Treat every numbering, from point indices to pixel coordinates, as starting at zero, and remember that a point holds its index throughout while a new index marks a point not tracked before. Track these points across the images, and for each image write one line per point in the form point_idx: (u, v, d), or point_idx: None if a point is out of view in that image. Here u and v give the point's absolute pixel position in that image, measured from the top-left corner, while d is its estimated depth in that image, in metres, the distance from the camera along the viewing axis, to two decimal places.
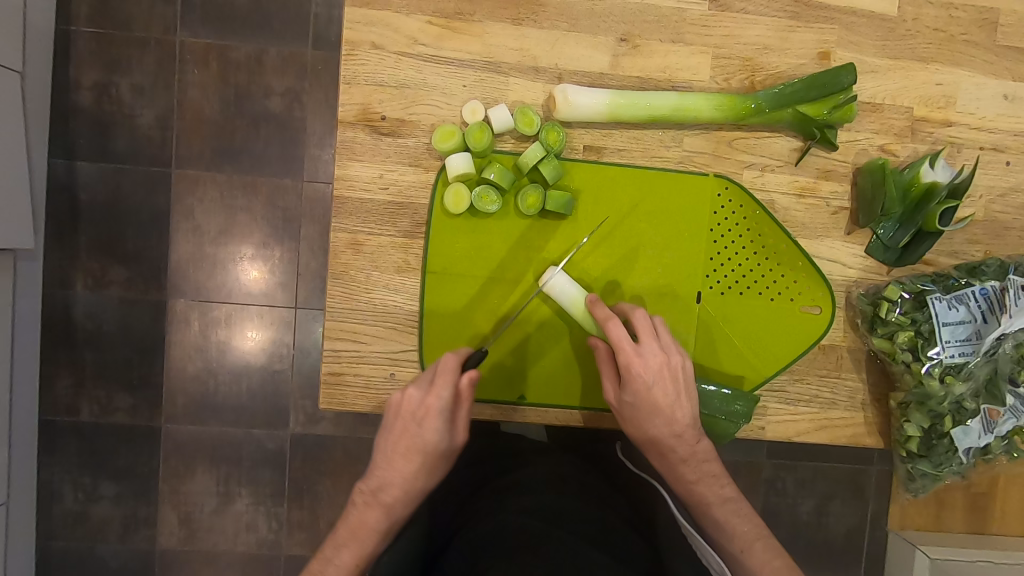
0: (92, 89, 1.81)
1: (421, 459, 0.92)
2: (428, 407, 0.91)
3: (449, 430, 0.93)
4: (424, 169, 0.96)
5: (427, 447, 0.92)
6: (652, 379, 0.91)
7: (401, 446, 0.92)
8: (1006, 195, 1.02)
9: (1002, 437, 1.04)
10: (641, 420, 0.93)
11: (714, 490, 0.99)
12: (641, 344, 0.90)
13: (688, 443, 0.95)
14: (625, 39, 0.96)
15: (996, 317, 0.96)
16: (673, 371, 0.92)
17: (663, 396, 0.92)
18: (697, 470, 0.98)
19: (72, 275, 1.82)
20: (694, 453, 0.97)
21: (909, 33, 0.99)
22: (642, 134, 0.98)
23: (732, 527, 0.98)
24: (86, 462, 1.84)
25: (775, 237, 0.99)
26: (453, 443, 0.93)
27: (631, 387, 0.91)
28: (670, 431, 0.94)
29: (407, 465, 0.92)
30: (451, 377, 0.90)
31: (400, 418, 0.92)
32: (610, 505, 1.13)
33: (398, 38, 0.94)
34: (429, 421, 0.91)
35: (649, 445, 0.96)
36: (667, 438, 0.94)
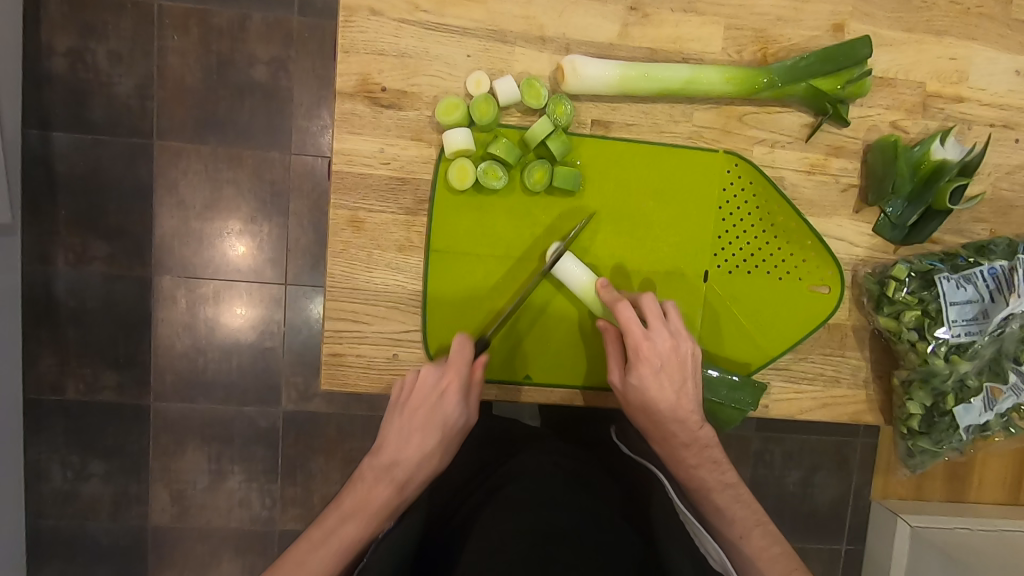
0: (66, 55, 1.72)
1: (439, 436, 0.92)
2: (447, 385, 0.93)
3: (464, 410, 0.95)
4: (427, 144, 0.92)
5: (449, 422, 0.93)
6: (659, 363, 0.92)
7: (422, 420, 0.92)
8: (1013, 173, 1.01)
9: (1001, 415, 1.04)
10: (646, 403, 0.93)
11: (713, 476, 0.99)
12: (650, 328, 0.91)
13: (692, 429, 0.95)
14: (635, 7, 0.93)
15: (1004, 297, 0.97)
16: (681, 357, 0.93)
17: (668, 382, 0.92)
18: (698, 455, 0.98)
19: (52, 250, 1.76)
20: (697, 439, 0.97)
21: (925, 5, 0.96)
22: (652, 108, 0.95)
23: (731, 512, 0.99)
24: (74, 441, 1.81)
25: (784, 215, 0.97)
26: (469, 422, 0.95)
27: (639, 371, 0.92)
28: (675, 416, 0.94)
29: (427, 440, 0.92)
30: (469, 358, 0.93)
31: (417, 396, 0.93)
32: (602, 489, 1.08)
33: (399, 4, 0.89)
34: (450, 395, 0.93)
35: (653, 428, 0.95)
36: (671, 422, 0.94)
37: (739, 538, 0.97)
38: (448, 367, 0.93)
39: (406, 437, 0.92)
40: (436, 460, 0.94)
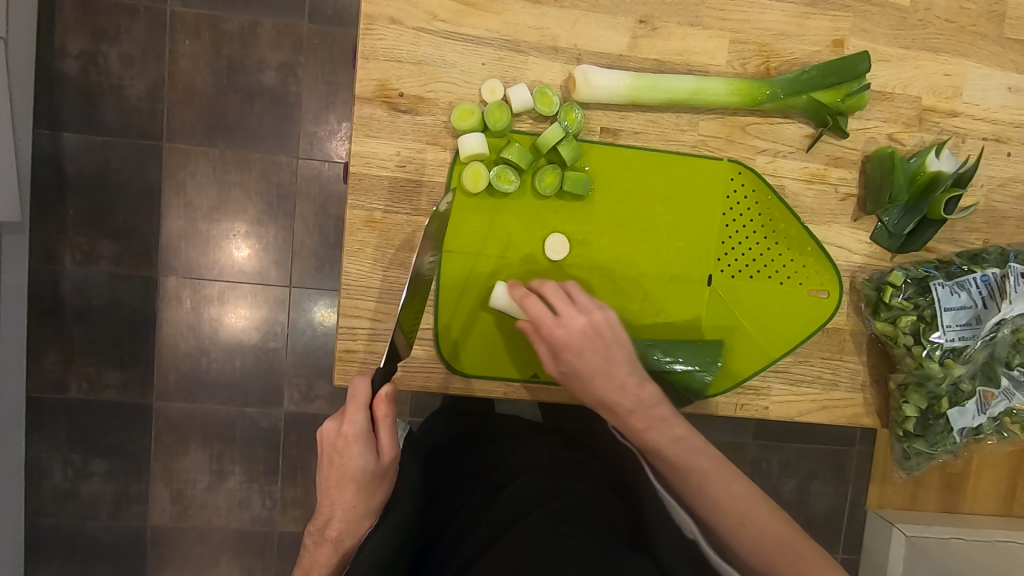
0: (79, 57, 1.75)
1: (352, 487, 0.90)
2: (345, 435, 0.89)
3: (374, 452, 0.91)
4: (443, 147, 0.95)
5: (357, 472, 0.90)
6: (579, 344, 0.92)
7: (333, 478, 0.91)
8: (1005, 185, 1.05)
9: (995, 418, 1.06)
10: (583, 383, 0.94)
11: (664, 433, 0.94)
12: (560, 313, 0.91)
13: (638, 399, 0.94)
14: (644, 20, 0.96)
15: (995, 304, 0.99)
16: (600, 330, 0.92)
17: (594, 359, 0.92)
18: (645, 418, 0.95)
19: (59, 249, 1.78)
20: (641, 402, 0.94)
21: (921, 23, 1.00)
22: (659, 117, 0.98)
23: (692, 461, 0.94)
24: (76, 439, 1.83)
25: (786, 222, 1.01)
26: (383, 463, 0.91)
27: (562, 358, 0.93)
28: (615, 392, 0.94)
29: (345, 492, 0.91)
30: (362, 404, 0.88)
31: (327, 451, 0.91)
32: (595, 475, 1.10)
33: (418, 13, 0.92)
34: (350, 447, 0.89)
35: (603, 406, 0.95)
36: (613, 395, 0.94)
37: (700, 486, 0.93)
38: (344, 417, 0.90)
39: (328, 497, 0.92)
40: (363, 504, 0.92)
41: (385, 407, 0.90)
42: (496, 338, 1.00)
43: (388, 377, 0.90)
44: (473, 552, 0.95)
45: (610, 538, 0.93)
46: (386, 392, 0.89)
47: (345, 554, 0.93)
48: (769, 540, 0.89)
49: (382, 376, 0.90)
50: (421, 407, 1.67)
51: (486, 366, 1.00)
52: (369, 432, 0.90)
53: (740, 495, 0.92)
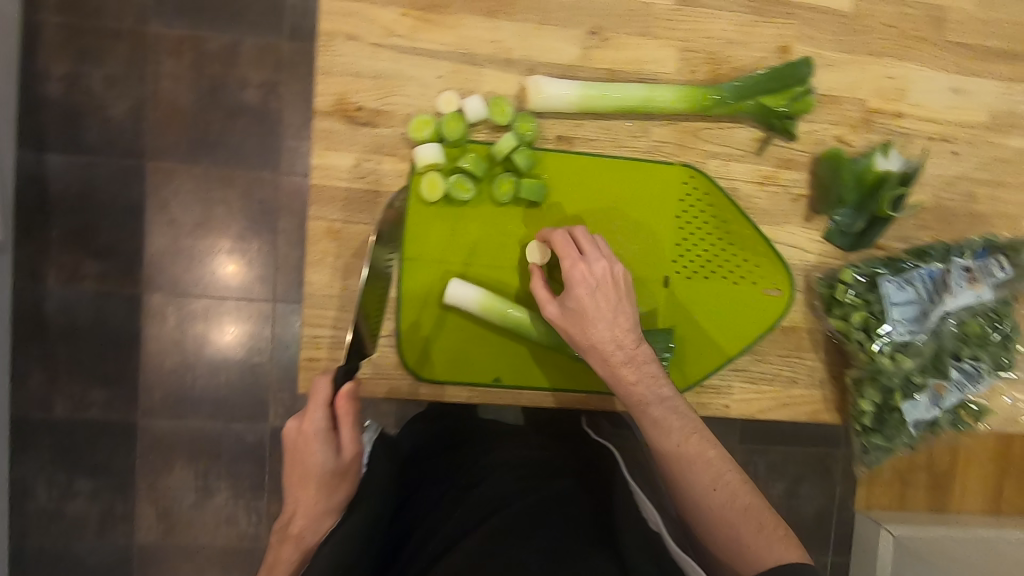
0: (62, 80, 1.78)
1: (314, 484, 0.94)
2: (307, 433, 0.93)
3: (335, 449, 0.94)
4: (401, 159, 0.97)
5: (317, 469, 0.93)
6: (595, 284, 0.93)
7: (296, 475, 0.95)
8: (953, 183, 1.08)
9: (950, 411, 1.06)
10: (583, 325, 0.94)
11: (653, 390, 0.95)
12: (585, 252, 0.93)
13: (630, 351, 0.95)
14: (595, 32, 0.99)
15: (940, 298, 1.02)
16: (616, 277, 0.95)
17: (604, 303, 0.93)
18: (637, 371, 0.96)
19: (44, 269, 1.80)
20: (633, 357, 0.96)
21: (864, 29, 1.04)
22: (611, 125, 1.01)
23: (670, 424, 0.96)
24: (62, 458, 1.83)
25: (738, 224, 1.03)
26: (342, 460, 0.94)
27: (573, 293, 0.93)
28: (612, 338, 0.94)
29: (306, 488, 0.93)
30: (322, 401, 0.92)
31: (290, 448, 0.96)
32: (565, 473, 1.10)
33: (374, 29, 0.95)
34: (312, 443, 0.93)
35: (591, 352, 0.95)
36: (608, 344, 0.94)
37: (678, 445, 0.95)
38: (306, 414, 0.94)
39: (292, 494, 0.96)
40: (324, 501, 0.95)
41: (345, 404, 0.93)
42: (456, 344, 1.01)
43: (349, 374, 0.93)
44: (440, 548, 0.96)
45: (573, 536, 0.94)
46: (346, 389, 0.92)
47: (307, 551, 0.95)
48: (735, 505, 0.92)
49: (343, 374, 0.93)
50: (403, 418, 1.68)
51: (451, 372, 1.01)
52: (330, 430, 0.94)
53: (711, 459, 0.94)
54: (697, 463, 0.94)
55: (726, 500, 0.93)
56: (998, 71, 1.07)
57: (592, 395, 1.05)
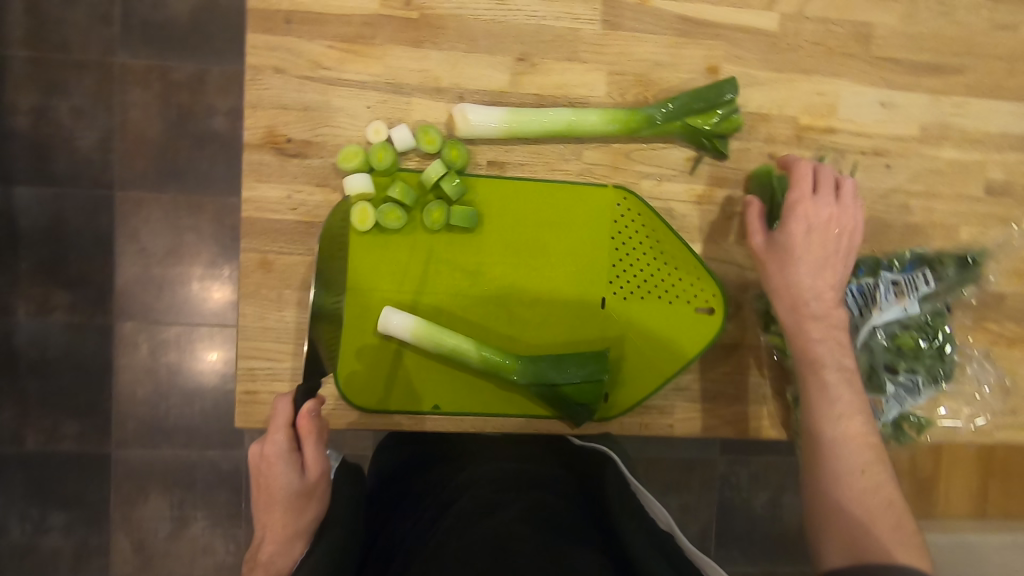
0: (30, 113, 1.79)
1: (279, 505, 0.91)
2: (268, 456, 0.91)
3: (299, 469, 0.92)
4: (332, 189, 0.98)
5: (282, 490, 0.91)
6: (814, 224, 0.98)
7: (263, 498, 0.92)
8: (887, 196, 1.08)
9: (891, 425, 1.06)
10: (795, 263, 0.98)
11: (835, 354, 0.96)
12: (819, 194, 0.99)
13: (824, 306, 0.98)
14: (523, 58, 1.00)
15: (869, 312, 1.02)
16: (839, 226, 0.99)
17: (820, 245, 0.98)
18: (823, 327, 0.97)
19: (14, 302, 1.79)
20: (826, 312, 0.98)
21: (791, 47, 1.05)
22: (542, 149, 1.02)
23: (838, 392, 0.94)
24: (35, 493, 1.81)
25: (671, 243, 1.03)
26: (307, 479, 0.92)
27: (798, 226, 0.98)
28: (810, 285, 0.97)
29: (273, 512, 0.91)
30: (282, 422, 0.90)
31: (255, 474, 0.93)
32: (550, 484, 0.99)
33: (302, 62, 0.96)
34: (274, 465, 0.91)
35: (785, 295, 0.98)
36: (806, 288, 0.97)
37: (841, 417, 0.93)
38: (267, 436, 0.91)
39: (263, 520, 0.92)
40: (292, 524, 0.91)
41: (308, 423, 0.91)
42: (392, 373, 1.00)
43: (311, 393, 0.93)
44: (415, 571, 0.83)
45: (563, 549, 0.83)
46: (307, 407, 0.91)
47: None
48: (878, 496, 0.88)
49: (303, 394, 0.93)
50: None
51: (389, 401, 1.01)
52: (293, 451, 0.92)
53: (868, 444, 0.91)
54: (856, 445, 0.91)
55: (869, 486, 0.89)
56: (926, 83, 1.09)
57: (532, 419, 1.05)
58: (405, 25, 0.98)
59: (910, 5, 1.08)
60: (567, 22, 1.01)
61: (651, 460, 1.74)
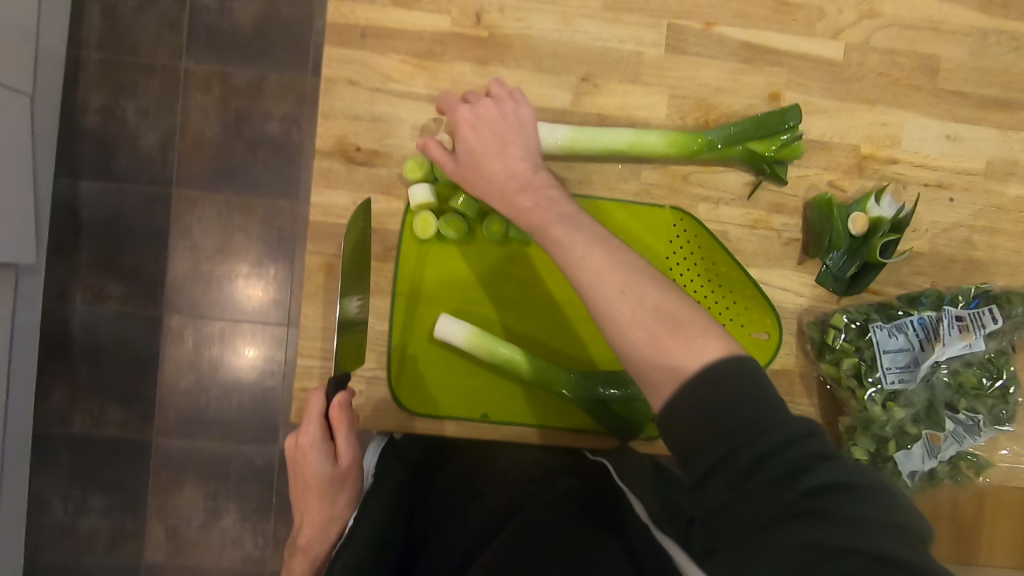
0: (98, 111, 1.89)
1: (315, 492, 0.96)
2: (303, 446, 0.95)
3: (332, 458, 0.96)
4: (395, 198, 1.01)
5: (317, 477, 0.95)
6: (477, 122, 0.91)
7: (300, 483, 0.97)
8: (949, 230, 1.07)
9: (947, 463, 1.03)
10: (477, 165, 0.89)
11: (550, 213, 0.83)
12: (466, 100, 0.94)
13: (525, 181, 0.87)
14: (586, 78, 1.03)
15: (931, 346, 1.00)
16: (501, 112, 0.92)
17: (489, 135, 0.90)
18: (534, 197, 0.85)
19: (71, 289, 1.88)
20: (530, 183, 0.87)
21: (855, 76, 1.05)
22: (601, 167, 1.03)
23: (570, 244, 0.79)
24: (77, 474, 1.88)
25: (726, 265, 1.03)
26: (339, 468, 0.96)
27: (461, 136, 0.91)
28: (505, 170, 0.88)
29: (311, 498, 0.97)
30: (315, 416, 0.93)
31: (291, 459, 0.98)
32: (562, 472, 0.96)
33: (374, 75, 1.00)
34: (310, 454, 0.95)
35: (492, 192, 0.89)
36: (505, 180, 0.87)
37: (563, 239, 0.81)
38: (301, 426, 0.94)
39: (300, 504, 0.99)
40: (327, 509, 0.98)
41: (340, 416, 0.93)
42: (444, 378, 1.03)
43: (342, 386, 0.92)
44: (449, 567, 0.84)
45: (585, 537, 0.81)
46: (340, 400, 0.92)
47: (318, 559, 0.98)
48: (650, 310, 0.73)
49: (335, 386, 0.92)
50: None
51: (439, 406, 1.03)
52: (326, 441, 0.95)
53: (618, 262, 0.76)
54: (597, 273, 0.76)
55: (635, 311, 0.73)
56: (992, 118, 1.08)
57: (578, 433, 1.06)
58: (474, 43, 1.01)
59: (980, 40, 1.07)
60: (631, 45, 1.03)
61: None
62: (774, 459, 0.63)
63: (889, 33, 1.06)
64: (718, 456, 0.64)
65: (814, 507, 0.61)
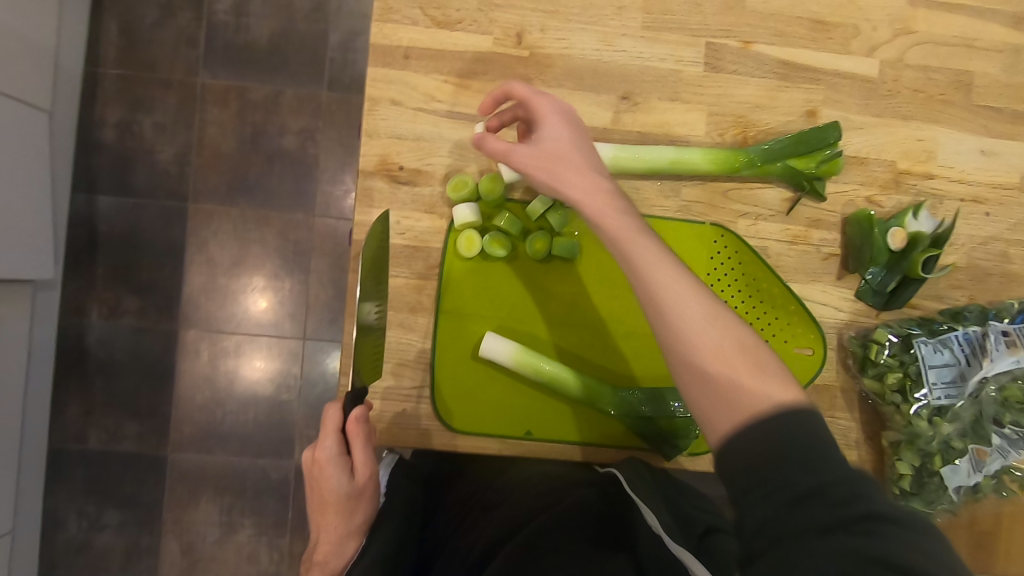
0: (116, 126, 1.90)
1: (332, 508, 0.90)
2: (318, 460, 0.89)
3: (348, 472, 0.90)
4: (439, 216, 1.02)
5: (332, 492, 0.90)
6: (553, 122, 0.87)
7: (316, 499, 0.91)
8: (985, 243, 1.08)
9: (991, 477, 1.03)
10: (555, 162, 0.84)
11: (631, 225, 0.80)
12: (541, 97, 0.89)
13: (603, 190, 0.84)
14: (626, 97, 1.04)
15: (978, 361, 1.00)
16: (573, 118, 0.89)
17: (565, 137, 0.87)
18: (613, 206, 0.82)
19: (86, 304, 1.87)
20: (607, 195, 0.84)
21: (890, 93, 1.07)
22: (642, 184, 1.04)
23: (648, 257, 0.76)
24: (92, 490, 1.87)
25: (768, 281, 1.04)
26: (357, 484, 0.90)
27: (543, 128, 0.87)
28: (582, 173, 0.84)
29: (326, 516, 0.91)
30: (332, 429, 0.88)
31: (307, 474, 0.92)
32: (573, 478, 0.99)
33: (417, 95, 1.01)
34: (325, 468, 0.89)
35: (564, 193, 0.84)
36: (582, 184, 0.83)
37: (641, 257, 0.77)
38: (317, 440, 0.89)
39: (315, 521, 0.93)
40: (343, 526, 0.92)
41: (357, 429, 0.88)
42: (488, 395, 1.04)
43: (359, 399, 0.88)
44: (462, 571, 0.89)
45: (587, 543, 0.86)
46: (357, 415, 0.88)
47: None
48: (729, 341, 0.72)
49: (352, 400, 0.89)
50: None
51: (484, 424, 1.04)
52: (342, 454, 0.89)
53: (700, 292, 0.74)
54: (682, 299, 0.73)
55: (716, 338, 0.71)
56: None
57: (622, 450, 1.06)
58: (516, 63, 1.03)
59: (1010, 56, 1.09)
60: (670, 64, 1.04)
61: None
62: (833, 492, 0.60)
63: (923, 49, 1.07)
64: (765, 472, 0.63)
65: (869, 527, 0.57)
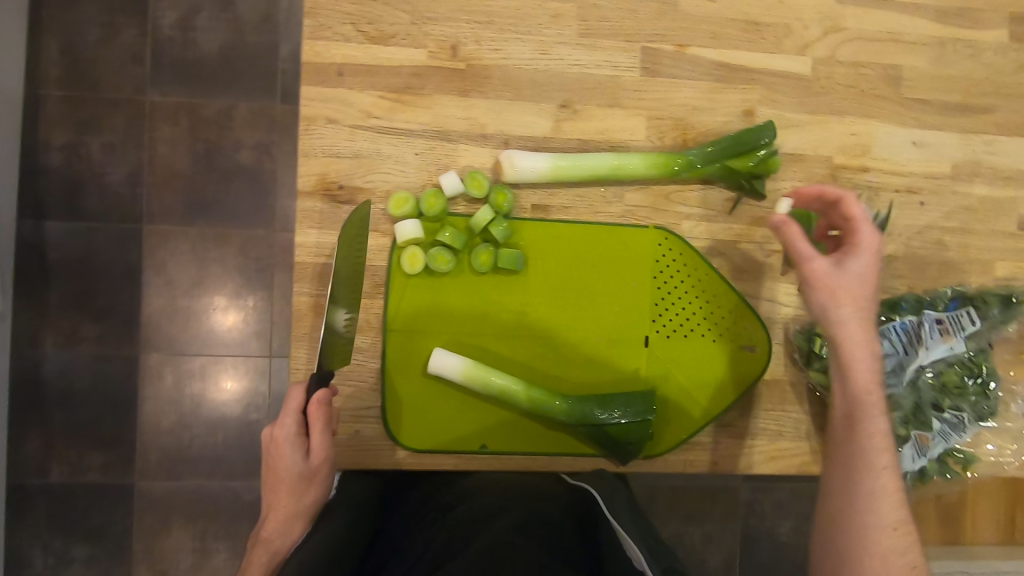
0: (61, 150, 1.84)
1: (283, 486, 0.91)
2: (276, 438, 0.91)
3: (303, 453, 0.91)
4: (382, 234, 1.01)
5: (286, 470, 0.90)
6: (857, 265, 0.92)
7: (269, 476, 0.92)
8: (922, 232, 1.11)
9: (937, 460, 1.08)
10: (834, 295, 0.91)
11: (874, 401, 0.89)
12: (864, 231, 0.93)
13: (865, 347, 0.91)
14: (565, 105, 1.05)
15: (914, 350, 1.05)
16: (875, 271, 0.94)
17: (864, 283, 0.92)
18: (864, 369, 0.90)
19: (42, 334, 1.82)
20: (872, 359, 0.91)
21: (824, 90, 1.09)
22: (585, 192, 1.06)
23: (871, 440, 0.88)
24: (57, 525, 1.81)
25: (714, 284, 1.08)
26: (310, 465, 0.91)
27: (854, 261, 0.93)
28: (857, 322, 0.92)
29: (277, 495, 0.91)
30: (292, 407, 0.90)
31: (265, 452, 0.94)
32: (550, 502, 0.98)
33: (354, 112, 1.00)
34: (281, 446, 0.90)
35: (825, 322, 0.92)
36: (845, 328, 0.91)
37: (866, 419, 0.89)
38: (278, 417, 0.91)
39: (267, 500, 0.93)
40: (292, 506, 0.92)
41: (318, 410, 0.90)
42: (442, 414, 1.03)
43: (324, 381, 0.91)
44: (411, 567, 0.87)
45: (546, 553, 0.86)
46: (319, 396, 0.90)
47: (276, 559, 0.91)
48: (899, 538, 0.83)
49: (317, 382, 0.91)
50: None
51: (439, 440, 1.04)
52: (300, 434, 0.91)
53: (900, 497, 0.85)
54: (887, 489, 0.85)
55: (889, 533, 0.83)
56: (955, 123, 1.12)
57: (577, 457, 1.07)
58: (452, 75, 1.02)
59: (938, 48, 1.12)
60: (608, 70, 1.05)
61: (676, 489, 1.70)
62: None
63: (854, 46, 1.10)
64: None
65: None
